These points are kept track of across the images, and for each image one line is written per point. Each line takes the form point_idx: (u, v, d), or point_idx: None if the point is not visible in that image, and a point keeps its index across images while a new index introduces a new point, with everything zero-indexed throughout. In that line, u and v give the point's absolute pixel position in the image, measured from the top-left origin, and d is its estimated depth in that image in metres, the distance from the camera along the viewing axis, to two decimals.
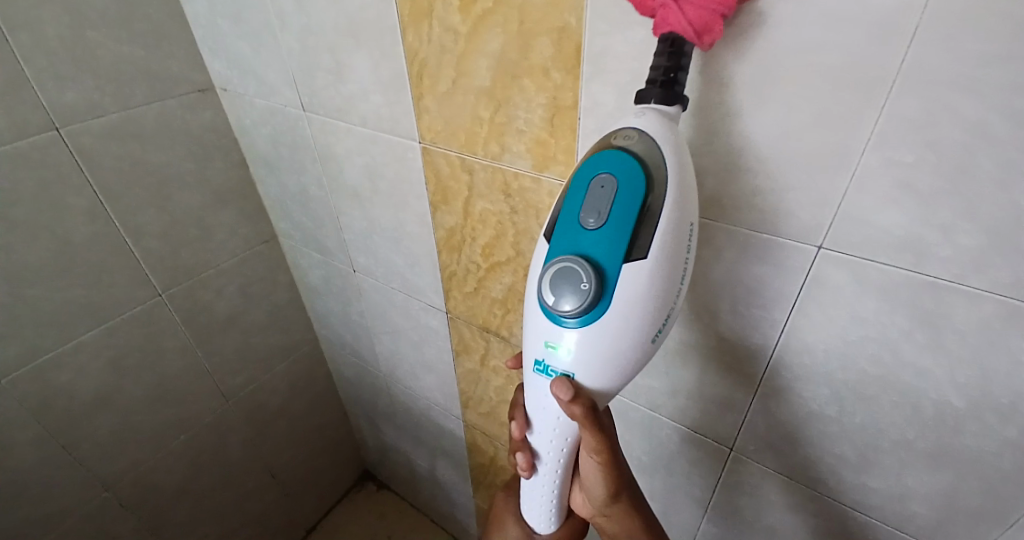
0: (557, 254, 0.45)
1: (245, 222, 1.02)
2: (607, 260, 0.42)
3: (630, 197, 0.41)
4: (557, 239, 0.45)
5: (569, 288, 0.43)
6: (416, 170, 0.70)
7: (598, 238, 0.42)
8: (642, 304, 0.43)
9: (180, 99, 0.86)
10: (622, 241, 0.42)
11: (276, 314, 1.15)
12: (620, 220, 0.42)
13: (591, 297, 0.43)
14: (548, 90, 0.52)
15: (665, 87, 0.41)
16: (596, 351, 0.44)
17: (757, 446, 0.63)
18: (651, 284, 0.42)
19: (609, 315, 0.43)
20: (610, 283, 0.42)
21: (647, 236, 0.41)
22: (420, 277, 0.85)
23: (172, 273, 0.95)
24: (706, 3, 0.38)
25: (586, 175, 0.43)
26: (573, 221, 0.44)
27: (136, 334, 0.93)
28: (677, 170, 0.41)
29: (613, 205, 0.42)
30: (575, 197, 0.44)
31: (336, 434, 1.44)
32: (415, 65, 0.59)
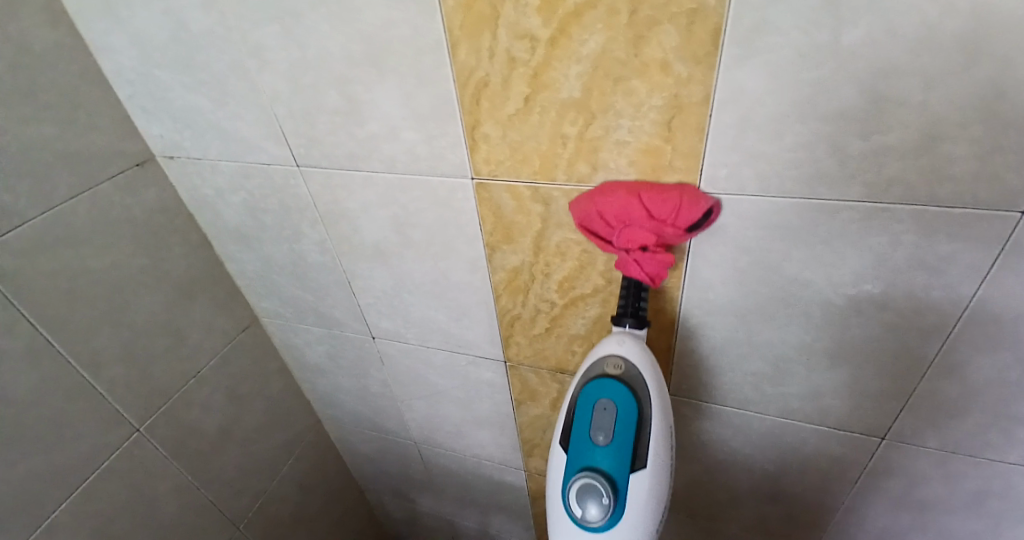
0: (574, 467, 0.48)
1: (220, 313, 0.83)
2: (619, 472, 0.46)
3: (629, 417, 0.47)
4: (572, 453, 0.49)
5: (591, 504, 0.46)
6: (467, 211, 0.58)
7: (609, 454, 0.47)
8: (651, 505, 0.48)
9: (115, 181, 0.67)
10: (628, 454, 0.47)
11: (274, 409, 0.96)
12: (624, 437, 0.47)
13: (611, 509, 0.46)
14: (667, 88, 0.42)
15: (635, 314, 0.51)
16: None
17: (917, 427, 0.55)
18: (655, 485, 0.48)
19: (627, 521, 0.47)
20: (623, 491, 0.46)
21: (645, 447, 0.48)
22: (469, 329, 0.73)
23: (147, 400, 0.74)
24: (658, 261, 0.48)
25: (588, 397, 0.49)
26: (583, 439, 0.48)
27: (120, 488, 0.72)
28: (656, 388, 0.49)
29: (617, 424, 0.47)
30: (581, 415, 0.49)
31: (357, 518, 1.26)
32: (472, 86, 0.48)
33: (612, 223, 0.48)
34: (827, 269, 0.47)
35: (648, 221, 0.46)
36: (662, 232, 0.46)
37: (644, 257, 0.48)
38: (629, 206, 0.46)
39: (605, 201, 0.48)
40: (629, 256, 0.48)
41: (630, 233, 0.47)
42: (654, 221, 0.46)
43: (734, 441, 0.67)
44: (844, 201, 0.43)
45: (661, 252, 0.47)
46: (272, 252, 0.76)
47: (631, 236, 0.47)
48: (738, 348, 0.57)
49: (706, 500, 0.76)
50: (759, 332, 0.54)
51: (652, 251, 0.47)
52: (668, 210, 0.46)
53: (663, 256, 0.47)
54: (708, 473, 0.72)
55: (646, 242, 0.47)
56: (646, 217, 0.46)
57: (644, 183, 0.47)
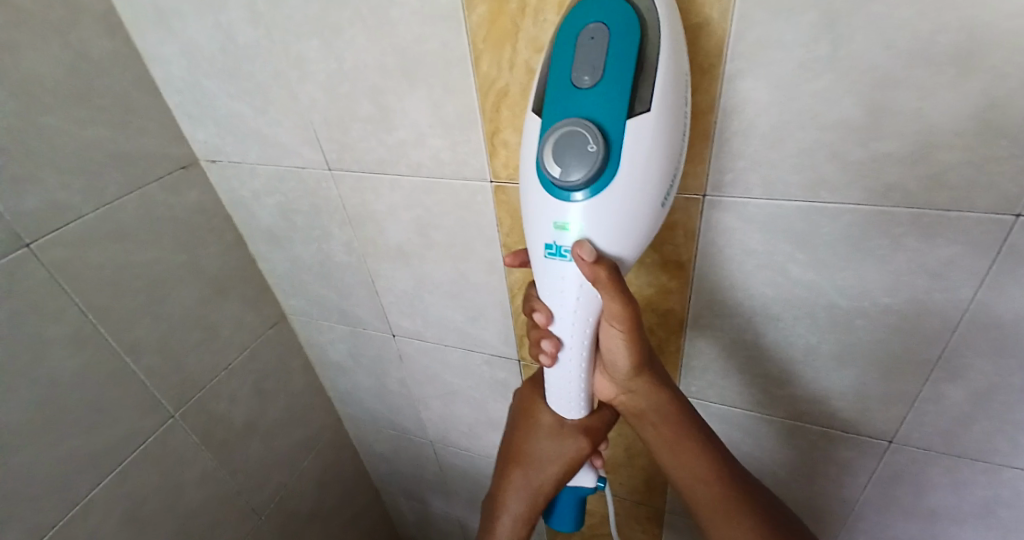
0: (555, 119, 0.39)
1: (251, 309, 0.87)
2: (611, 118, 0.37)
3: (626, 42, 0.36)
4: (551, 105, 0.39)
5: (572, 154, 0.38)
6: (486, 213, 0.62)
7: (597, 94, 0.37)
8: (653, 161, 0.37)
9: (162, 182, 0.72)
10: (624, 92, 0.37)
11: (296, 404, 1.00)
12: (619, 69, 0.36)
13: (598, 158, 0.37)
14: None
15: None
16: (611, 218, 0.39)
17: (923, 431, 0.56)
18: (658, 141, 0.37)
19: (620, 174, 0.37)
20: (617, 144, 0.37)
21: (649, 85, 0.37)
22: (485, 329, 0.77)
23: (181, 388, 0.79)
24: None
25: (573, 26, 0.38)
26: (566, 81, 0.38)
27: (150, 471, 0.76)
28: (667, 22, 0.37)
29: (609, 52, 0.37)
30: (564, 53, 0.39)
31: (370, 518, 1.29)
32: (493, 95, 0.51)
33: None
34: (831, 271, 0.49)
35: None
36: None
37: None
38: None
39: None
40: None
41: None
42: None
43: (744, 442, 0.68)
44: (847, 206, 0.45)
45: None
46: (300, 252, 0.80)
47: None
48: (747, 349, 0.58)
49: None
50: (766, 332, 0.56)
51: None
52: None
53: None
54: None
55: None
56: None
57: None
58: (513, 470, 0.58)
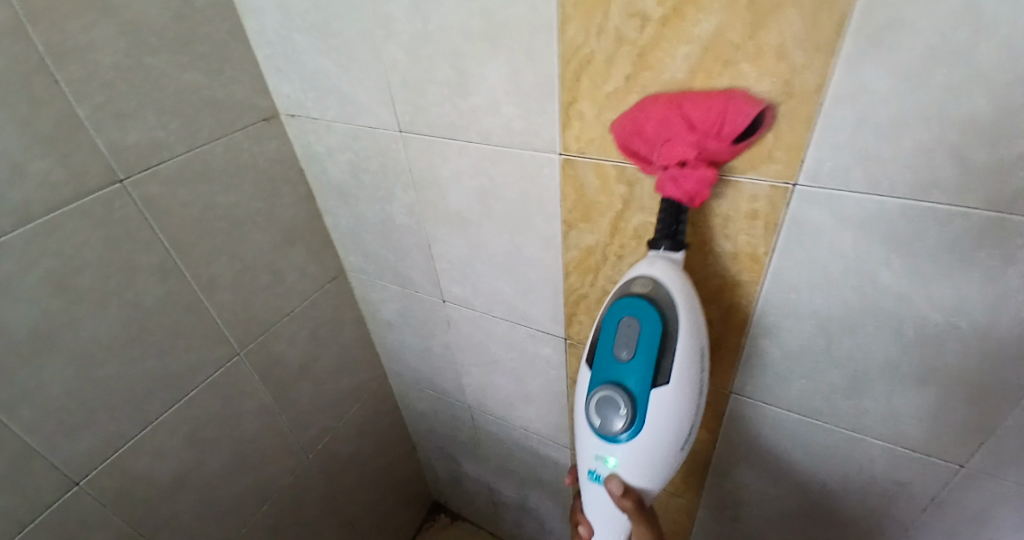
0: (599, 382, 0.52)
1: (314, 260, 0.91)
2: (639, 387, 0.49)
3: (652, 335, 0.48)
4: (596, 368, 0.53)
5: (609, 412, 0.51)
6: (551, 186, 0.61)
7: (628, 368, 0.50)
8: (671, 420, 0.50)
9: (246, 130, 0.75)
10: (649, 370, 0.49)
11: (347, 356, 1.04)
12: (646, 354, 0.49)
13: (629, 420, 0.50)
14: (778, 75, 0.42)
15: (672, 237, 0.51)
16: (637, 461, 0.52)
17: (998, 465, 0.52)
18: (675, 403, 0.49)
19: (645, 430, 0.50)
20: (642, 406, 0.50)
21: (668, 366, 0.49)
22: (534, 305, 0.78)
23: (248, 327, 0.83)
24: (696, 177, 0.46)
25: (614, 315, 0.51)
26: (607, 355, 0.51)
27: (214, 400, 0.82)
28: (686, 311, 0.49)
29: (639, 341, 0.49)
30: (607, 333, 0.52)
31: (403, 471, 1.35)
32: (577, 62, 0.50)
33: (654, 138, 0.47)
34: (921, 280, 0.46)
35: (689, 134, 0.45)
36: (704, 145, 0.45)
37: (681, 172, 0.46)
38: (670, 119, 0.45)
39: (646, 113, 0.47)
40: (666, 172, 0.47)
41: (670, 149, 0.46)
42: (695, 133, 0.45)
43: (795, 452, 0.65)
44: (949, 207, 0.42)
45: (702, 168, 0.46)
46: (365, 209, 0.82)
47: (670, 151, 0.46)
48: (812, 356, 0.56)
49: (755, 509, 0.75)
50: (837, 340, 0.53)
51: (691, 165, 0.46)
52: (711, 121, 0.44)
53: (703, 172, 0.46)
54: (758, 481, 0.71)
55: (685, 157, 0.45)
56: (686, 130, 0.45)
57: (688, 93, 0.45)
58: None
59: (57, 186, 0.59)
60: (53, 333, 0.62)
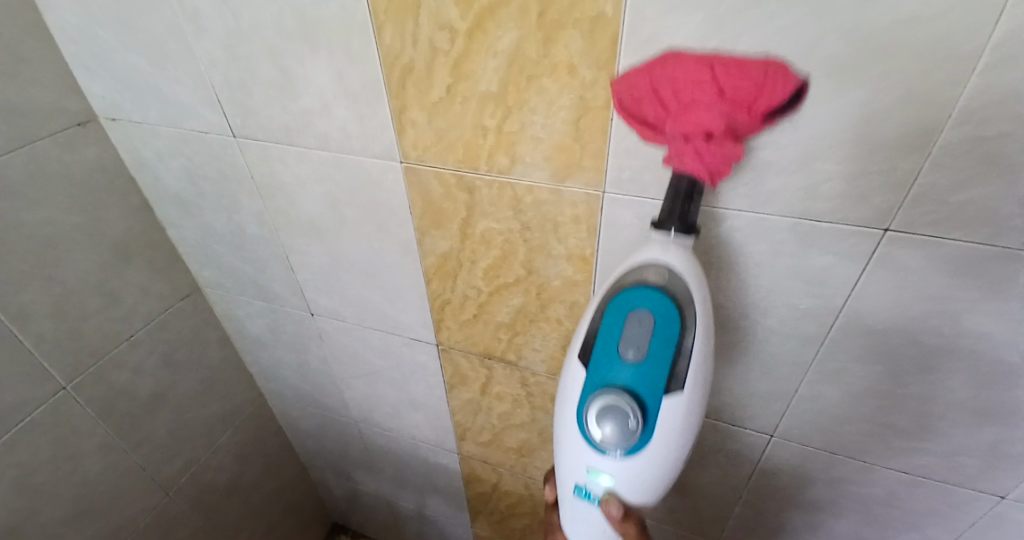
0: (598, 386, 0.43)
1: (159, 277, 0.84)
2: (649, 395, 0.42)
3: (668, 334, 0.41)
4: (592, 370, 0.44)
5: (612, 424, 0.42)
6: (397, 193, 0.61)
7: (636, 374, 0.42)
8: (679, 435, 0.43)
9: (57, 136, 0.67)
10: (662, 376, 0.41)
11: (212, 379, 0.97)
12: (659, 356, 0.41)
13: (634, 434, 0.42)
14: (574, 89, 0.45)
15: (682, 219, 0.43)
16: (637, 477, 0.45)
17: (802, 428, 0.60)
18: (687, 414, 0.43)
19: (651, 443, 0.43)
20: (652, 417, 0.42)
21: (683, 371, 0.42)
22: (403, 312, 0.77)
23: (77, 358, 0.75)
24: (722, 153, 0.39)
25: (620, 306, 0.42)
26: (610, 354, 0.43)
27: (41, 442, 0.73)
28: (704, 306, 0.42)
29: (650, 341, 0.41)
30: (611, 327, 0.43)
31: (296, 494, 1.28)
32: (398, 70, 0.50)
33: (673, 102, 0.39)
34: (719, 272, 0.51)
35: (717, 100, 0.37)
36: (734, 118, 0.38)
37: (706, 146, 0.39)
38: (699, 77, 0.38)
39: (668, 71, 0.39)
40: (687, 143, 0.39)
41: (693, 115, 0.38)
42: (725, 102, 0.37)
43: None
44: (731, 211, 0.46)
45: (729, 143, 0.39)
46: (213, 221, 0.77)
47: (694, 119, 0.38)
48: None
49: None
50: None
51: (718, 139, 0.38)
52: (746, 89, 0.37)
53: (730, 149, 0.39)
54: None
55: (711, 126, 0.38)
56: (718, 92, 0.37)
57: (721, 57, 0.38)
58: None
59: None
60: None
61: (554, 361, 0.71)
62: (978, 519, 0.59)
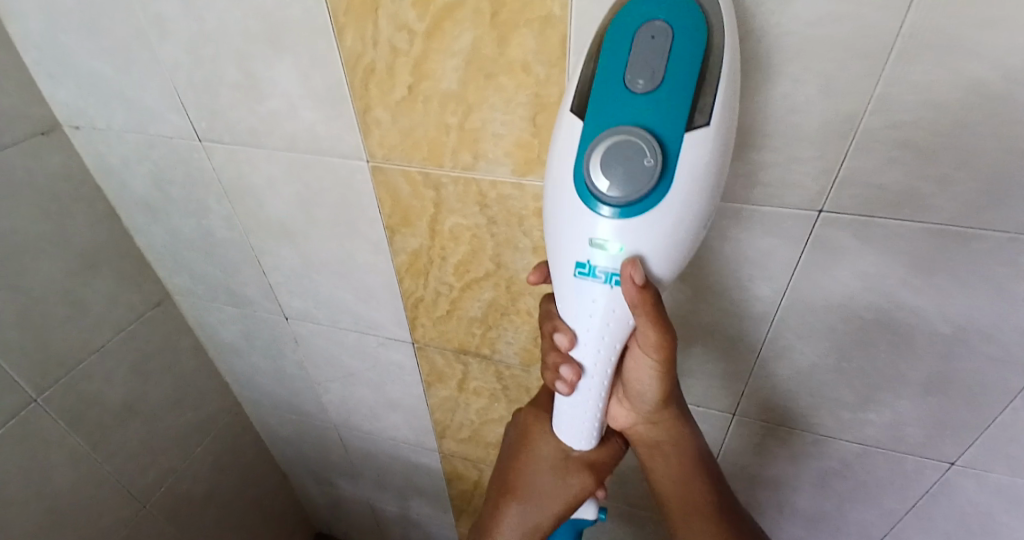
0: (604, 126, 0.35)
1: (128, 285, 0.83)
2: (669, 130, 0.34)
3: (691, 48, 0.33)
4: (594, 112, 0.35)
5: (624, 168, 0.34)
6: (366, 193, 0.62)
7: (653, 103, 0.34)
8: (704, 180, 0.35)
9: (21, 146, 0.67)
10: (684, 103, 0.33)
11: (185, 386, 0.97)
12: (680, 76, 0.33)
13: (653, 176, 0.34)
14: (529, 87, 0.47)
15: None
16: (655, 236, 0.36)
17: (762, 406, 0.63)
18: (712, 158, 0.34)
19: (669, 197, 0.34)
20: (674, 159, 0.34)
21: (709, 96, 0.33)
22: (376, 310, 0.78)
23: (45, 369, 0.75)
24: None
25: (628, 27, 0.34)
26: (617, 86, 0.34)
27: (9, 454, 0.73)
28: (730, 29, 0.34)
29: (669, 54, 0.33)
30: (616, 55, 0.34)
31: (276, 502, 1.27)
32: (361, 70, 0.51)
33: None
34: None
35: None
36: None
37: None
38: None
39: None
40: None
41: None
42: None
43: None
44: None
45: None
46: (182, 226, 0.78)
47: None
48: None
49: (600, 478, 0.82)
50: None
51: None
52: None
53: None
54: None
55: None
56: None
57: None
58: (510, 503, 0.55)
59: None
60: None
61: (527, 353, 0.73)
62: (930, 487, 0.62)
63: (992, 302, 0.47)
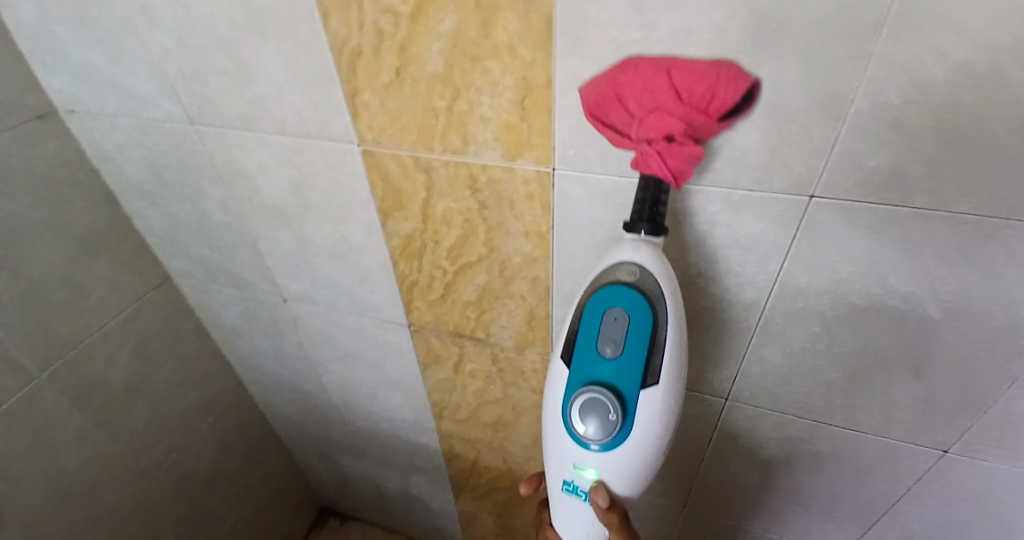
0: (579, 383, 0.47)
1: (128, 268, 0.84)
2: (627, 387, 0.45)
3: (643, 329, 0.44)
4: (574, 367, 0.47)
5: (594, 419, 0.46)
6: (358, 176, 0.62)
7: (615, 368, 0.45)
8: (659, 423, 0.47)
9: (15, 130, 0.67)
10: (639, 369, 0.45)
11: (189, 367, 0.98)
12: (635, 350, 0.45)
13: (616, 427, 0.46)
14: (515, 70, 0.46)
15: (652, 220, 0.45)
16: (618, 469, 0.48)
17: (754, 390, 0.63)
18: (665, 406, 0.46)
19: (631, 439, 0.47)
20: (632, 408, 0.46)
21: (658, 361, 0.45)
22: (372, 293, 0.79)
23: (49, 349, 0.76)
24: (682, 153, 0.42)
25: (597, 306, 0.46)
26: (591, 352, 0.46)
27: (16, 430, 0.74)
28: (675, 299, 0.45)
29: (628, 334, 0.45)
30: (588, 325, 0.46)
31: (282, 478, 1.30)
32: (347, 55, 0.51)
33: (634, 108, 0.42)
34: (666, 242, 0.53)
35: (677, 103, 0.40)
36: (693, 119, 0.41)
37: (667, 148, 0.42)
38: (657, 85, 0.41)
39: (626, 80, 0.42)
40: (650, 147, 0.42)
41: (655, 121, 0.41)
42: (686, 104, 0.40)
43: None
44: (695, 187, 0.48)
45: (689, 144, 0.42)
46: (180, 210, 0.78)
47: (655, 126, 0.41)
48: None
49: None
50: None
51: (678, 141, 0.41)
52: (701, 91, 0.40)
53: (690, 150, 0.42)
54: None
55: (673, 129, 0.41)
56: (676, 99, 0.40)
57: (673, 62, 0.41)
58: None
59: None
60: None
61: (521, 336, 0.74)
62: (920, 471, 0.62)
63: (983, 286, 0.46)
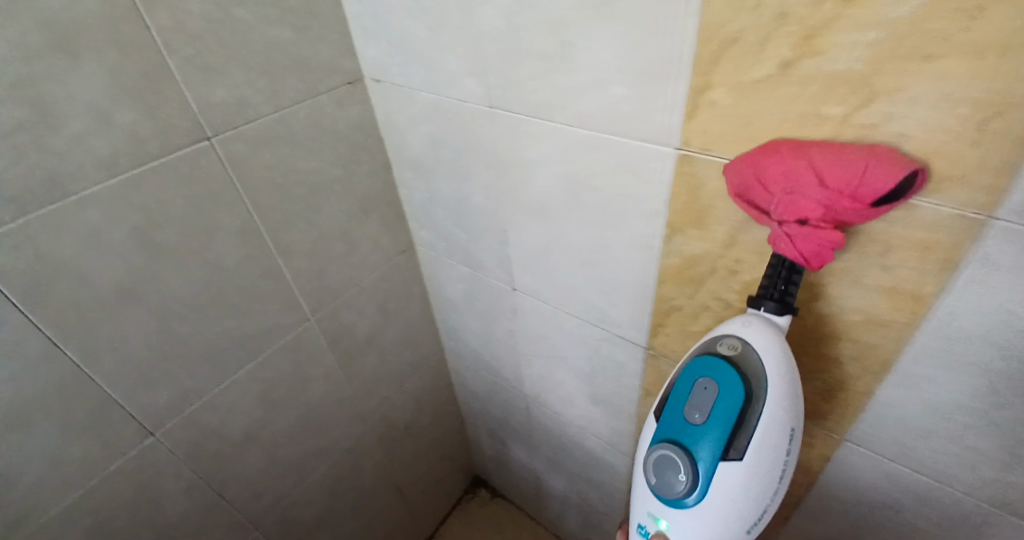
0: (661, 438, 0.49)
1: (387, 232, 0.89)
2: (704, 454, 0.45)
3: (730, 402, 0.45)
4: (661, 422, 0.50)
5: (669, 475, 0.48)
6: (659, 184, 0.54)
7: (696, 433, 0.46)
8: (739, 498, 0.45)
9: (330, 93, 0.72)
10: (721, 440, 0.45)
11: (409, 330, 1.03)
12: (720, 421, 0.45)
13: (685, 486, 0.46)
14: (993, 75, 0.33)
15: (780, 299, 0.46)
16: (689, 531, 0.48)
17: None
18: (749, 484, 0.45)
19: (702, 505, 0.46)
20: (708, 476, 0.45)
21: (744, 438, 0.44)
22: (614, 308, 0.71)
23: (320, 295, 0.82)
24: (816, 238, 0.40)
25: (692, 372, 0.48)
26: (679, 413, 0.48)
27: (285, 362, 0.81)
28: (777, 382, 0.44)
29: (715, 403, 0.46)
30: (682, 388, 0.49)
31: (453, 445, 1.34)
32: (720, 41, 0.42)
33: (774, 188, 0.42)
34: None
35: (816, 188, 0.39)
36: (834, 205, 0.38)
37: (799, 231, 0.40)
38: (796, 169, 0.40)
39: (767, 162, 0.42)
40: (781, 228, 0.41)
41: (791, 202, 0.40)
42: (827, 190, 0.38)
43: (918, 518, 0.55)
44: None
45: (826, 230, 0.39)
46: (442, 186, 0.79)
47: (790, 207, 0.40)
48: (955, 412, 0.46)
49: None
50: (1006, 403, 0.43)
51: (813, 225, 0.40)
52: (847, 179, 0.38)
53: (826, 235, 0.40)
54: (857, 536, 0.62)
55: (808, 214, 0.39)
56: (816, 184, 0.39)
57: (822, 144, 0.40)
58: None
59: (144, 141, 0.57)
60: (142, 286, 0.62)
61: None
62: None
63: None
